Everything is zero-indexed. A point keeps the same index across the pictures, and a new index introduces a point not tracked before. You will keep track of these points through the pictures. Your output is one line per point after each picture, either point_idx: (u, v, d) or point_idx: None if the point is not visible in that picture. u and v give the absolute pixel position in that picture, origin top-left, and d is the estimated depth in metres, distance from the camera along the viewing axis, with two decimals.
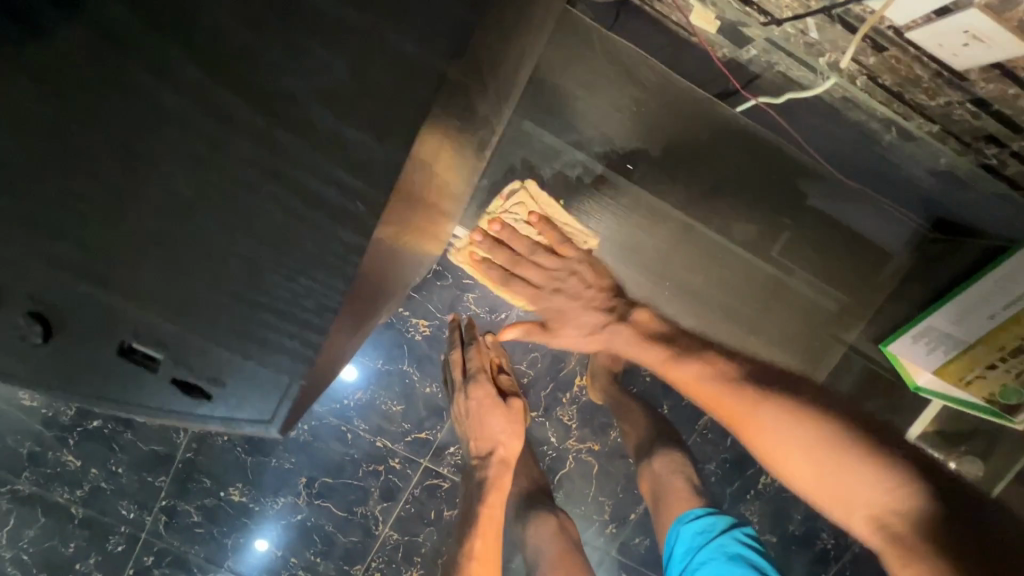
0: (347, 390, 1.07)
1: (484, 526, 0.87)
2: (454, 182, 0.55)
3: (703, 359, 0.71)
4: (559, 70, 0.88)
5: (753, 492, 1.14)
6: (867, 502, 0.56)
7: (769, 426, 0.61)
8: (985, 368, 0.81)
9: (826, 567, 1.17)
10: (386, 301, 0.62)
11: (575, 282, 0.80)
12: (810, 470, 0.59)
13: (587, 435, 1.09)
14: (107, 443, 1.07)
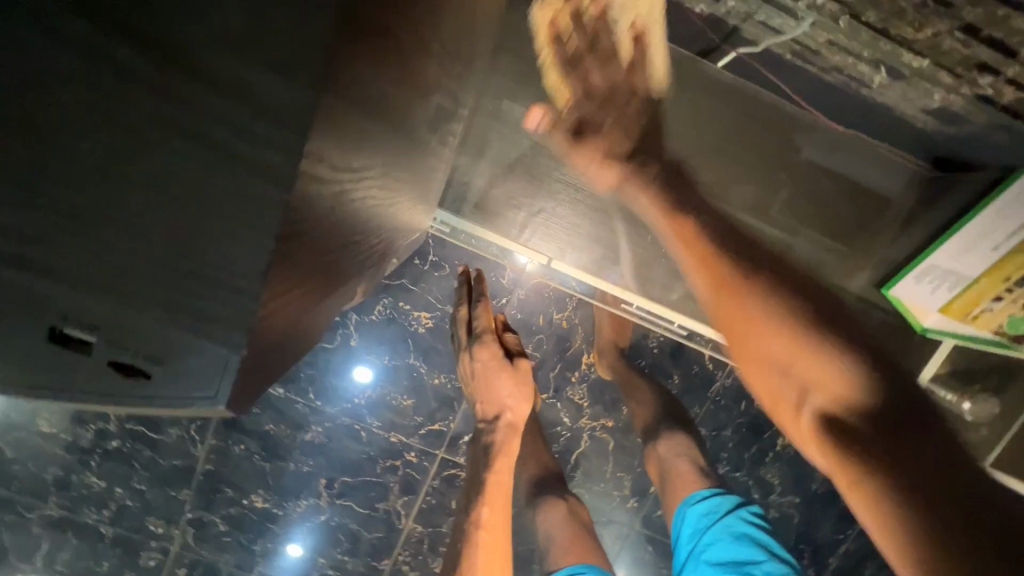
0: (357, 389, 1.07)
1: (492, 494, 0.84)
2: (411, 155, 0.55)
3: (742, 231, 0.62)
4: None
5: (772, 455, 1.13)
6: (820, 396, 0.44)
7: (738, 302, 0.47)
8: (990, 301, 0.87)
9: (853, 523, 1.17)
10: (358, 248, 0.59)
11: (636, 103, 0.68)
12: (778, 362, 0.46)
13: (600, 412, 1.08)
14: (127, 462, 1.08)
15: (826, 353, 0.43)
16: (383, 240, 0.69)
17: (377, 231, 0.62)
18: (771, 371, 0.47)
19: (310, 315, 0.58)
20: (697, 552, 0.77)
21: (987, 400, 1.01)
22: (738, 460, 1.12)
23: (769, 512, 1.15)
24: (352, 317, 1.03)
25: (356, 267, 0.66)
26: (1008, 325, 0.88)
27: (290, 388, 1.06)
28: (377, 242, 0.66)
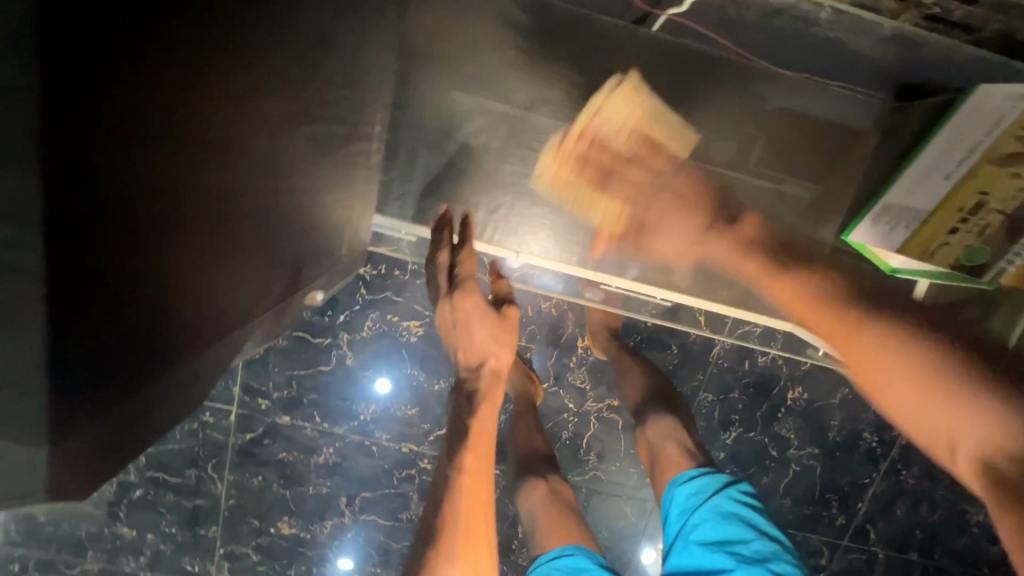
0: (360, 405, 1.08)
1: (476, 437, 0.73)
2: (268, 173, 0.54)
3: (818, 272, 0.58)
4: (461, 34, 0.87)
5: (784, 410, 1.12)
6: (975, 444, 0.43)
7: (871, 347, 0.49)
8: (947, 233, 0.82)
9: (877, 463, 1.16)
10: (235, 276, 0.54)
11: (668, 194, 0.77)
12: (909, 396, 0.47)
13: (603, 393, 1.08)
14: (153, 508, 1.11)
15: (949, 382, 0.45)
16: (288, 261, 0.65)
17: (261, 238, 0.57)
18: (925, 415, 0.46)
19: (196, 356, 0.53)
20: (686, 533, 0.72)
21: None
22: (749, 419, 1.12)
23: (789, 466, 1.15)
24: (343, 336, 1.03)
25: (250, 312, 0.61)
26: (962, 255, 0.84)
27: (295, 415, 1.07)
28: (265, 283, 0.61)
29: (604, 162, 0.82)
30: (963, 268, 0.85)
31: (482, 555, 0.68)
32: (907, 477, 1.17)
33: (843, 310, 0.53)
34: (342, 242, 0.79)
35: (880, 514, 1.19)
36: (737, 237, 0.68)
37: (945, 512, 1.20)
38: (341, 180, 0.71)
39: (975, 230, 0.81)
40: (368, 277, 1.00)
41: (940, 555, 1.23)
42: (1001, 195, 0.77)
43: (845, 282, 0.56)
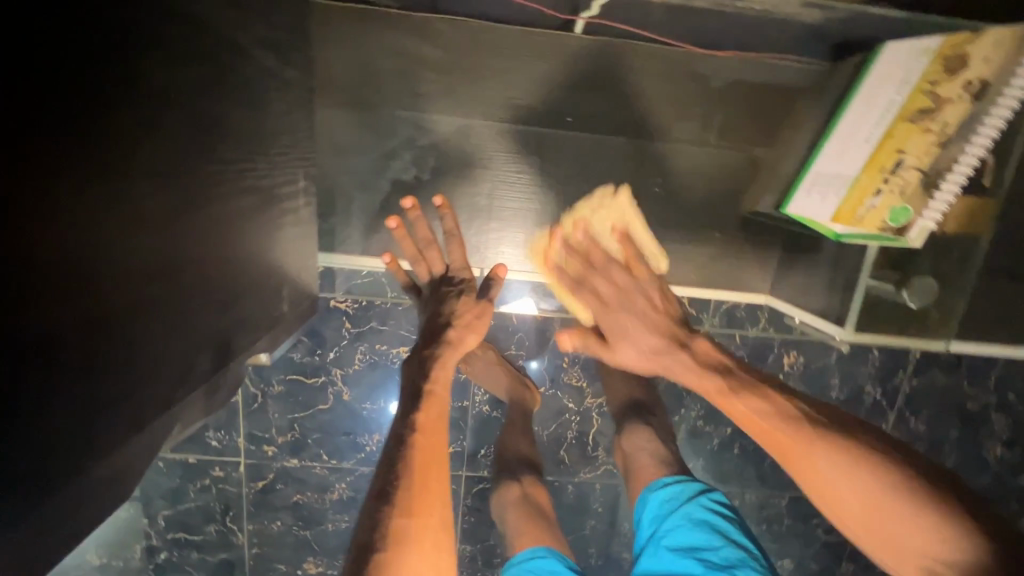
0: (365, 437, 1.08)
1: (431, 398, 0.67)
2: (171, 268, 0.50)
3: (770, 396, 0.63)
4: (391, 57, 0.86)
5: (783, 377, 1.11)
6: (926, 552, 0.50)
7: (819, 460, 0.56)
8: (876, 191, 0.74)
9: (885, 415, 1.15)
10: (151, 373, 0.49)
11: (642, 301, 0.77)
12: (864, 506, 0.53)
13: (600, 388, 1.08)
14: (180, 568, 1.13)
15: (889, 491, 0.52)
16: (212, 338, 0.59)
17: (173, 326, 0.52)
18: (870, 520, 0.53)
19: (128, 453, 0.47)
20: (657, 537, 0.72)
21: (927, 280, 0.87)
22: None
23: None
24: (336, 372, 1.04)
25: (184, 401, 0.55)
26: (886, 215, 0.73)
27: (302, 456, 1.08)
28: (194, 368, 0.56)
29: (586, 250, 0.83)
30: (888, 231, 0.74)
31: (436, 508, 0.57)
32: (919, 425, 1.16)
33: (788, 425, 0.59)
34: (285, 303, 0.78)
35: None
36: (694, 360, 0.70)
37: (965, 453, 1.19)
38: (268, 242, 0.71)
39: (899, 191, 0.72)
40: (351, 310, 1.00)
41: None
42: (917, 152, 0.71)
43: (782, 395, 0.63)
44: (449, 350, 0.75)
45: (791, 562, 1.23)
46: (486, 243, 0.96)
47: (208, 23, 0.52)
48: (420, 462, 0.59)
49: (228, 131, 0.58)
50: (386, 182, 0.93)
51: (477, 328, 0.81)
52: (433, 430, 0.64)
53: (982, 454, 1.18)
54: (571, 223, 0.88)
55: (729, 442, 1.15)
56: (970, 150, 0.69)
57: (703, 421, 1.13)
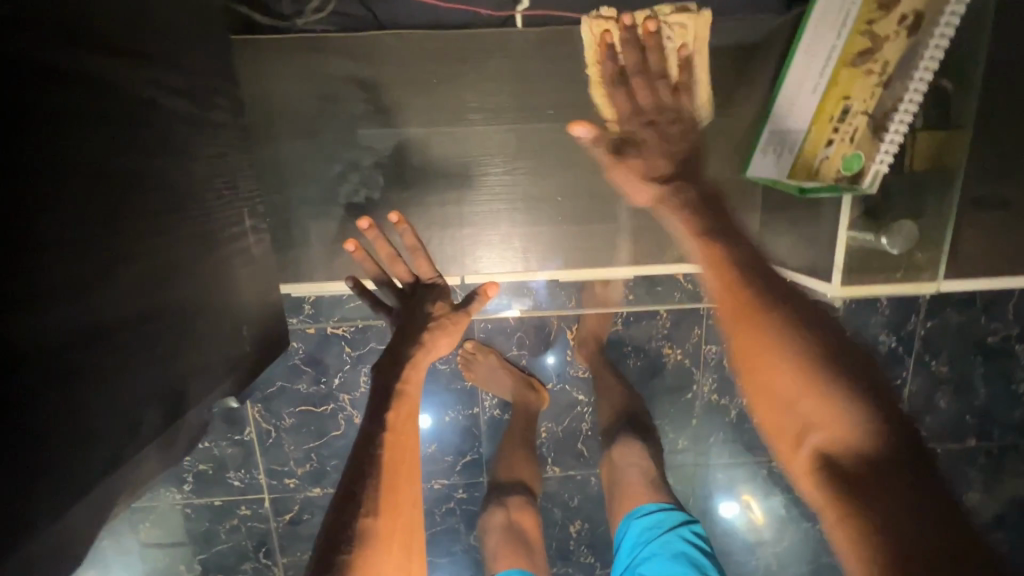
0: None
1: (402, 403, 0.68)
2: (107, 327, 0.51)
3: (751, 258, 0.61)
4: (343, 81, 0.87)
5: None
6: (823, 436, 0.48)
7: (761, 324, 0.52)
8: (825, 146, 0.79)
9: (903, 362, 1.12)
10: (97, 430, 0.50)
11: (670, 127, 0.77)
12: (777, 380, 0.51)
13: (610, 375, 1.07)
14: None
15: (818, 371, 0.49)
16: (167, 390, 0.60)
17: (118, 381, 0.53)
18: (785, 400, 0.50)
19: (73, 517, 0.48)
20: (634, 563, 0.87)
21: (905, 225, 0.88)
22: None
23: None
24: (344, 398, 1.04)
25: (137, 458, 0.56)
26: (843, 163, 0.80)
27: (323, 484, 1.09)
28: (146, 424, 0.57)
29: (647, 47, 0.77)
30: (841, 180, 0.81)
31: (402, 511, 0.57)
32: (940, 368, 1.13)
33: (737, 288, 0.56)
34: (251, 342, 0.80)
35: (924, 412, 1.16)
36: (674, 201, 0.72)
37: (997, 391, 1.16)
38: (223, 286, 0.72)
39: (848, 139, 0.79)
40: (348, 334, 1.00)
41: (1001, 434, 1.18)
42: (863, 96, 0.76)
43: (759, 265, 0.60)
44: (424, 351, 0.76)
45: None
46: (464, 248, 0.96)
47: (116, 87, 0.54)
48: (390, 462, 0.59)
49: (158, 187, 0.59)
50: (354, 206, 0.93)
51: (453, 333, 0.81)
52: (404, 430, 0.65)
53: (1011, 388, 1.15)
54: (641, 21, 0.78)
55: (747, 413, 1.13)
56: (913, 90, 0.75)
57: (718, 395, 1.11)
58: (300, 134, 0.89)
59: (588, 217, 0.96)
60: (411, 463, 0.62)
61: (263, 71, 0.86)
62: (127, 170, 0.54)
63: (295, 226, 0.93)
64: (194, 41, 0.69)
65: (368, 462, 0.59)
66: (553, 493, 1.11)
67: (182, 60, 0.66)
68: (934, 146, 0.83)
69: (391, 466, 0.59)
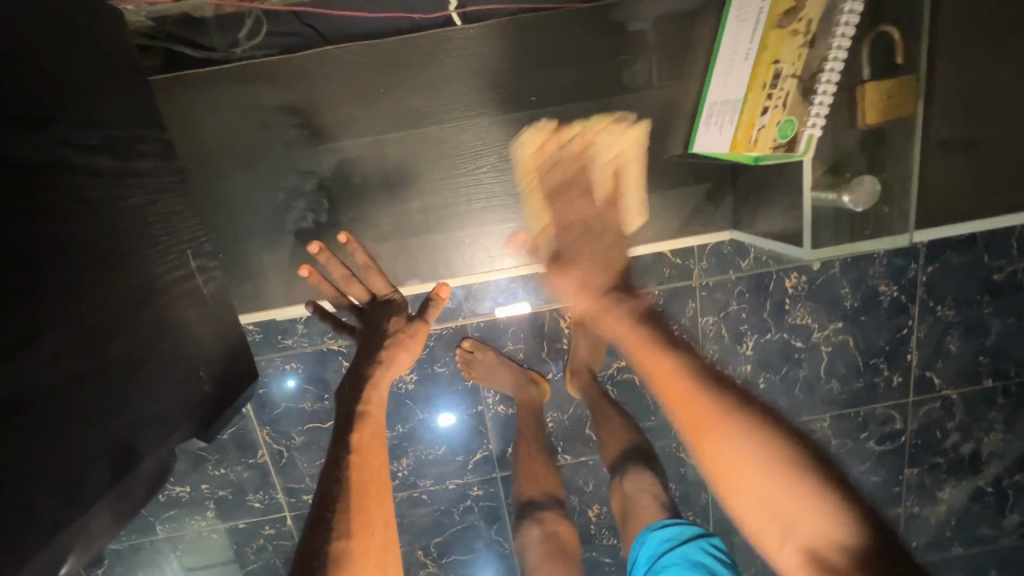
0: (394, 463, 1.10)
1: (367, 423, 0.69)
2: (39, 395, 0.55)
3: (694, 358, 0.67)
4: (289, 103, 0.87)
5: (790, 300, 1.07)
6: (804, 529, 0.54)
7: (728, 430, 0.59)
8: (760, 113, 0.75)
9: (907, 311, 1.10)
10: (32, 491, 0.53)
11: (598, 242, 0.84)
12: (762, 479, 0.57)
13: (607, 359, 1.06)
14: None
15: (788, 465, 0.56)
16: (110, 447, 0.63)
17: (56, 446, 0.56)
18: (758, 494, 0.57)
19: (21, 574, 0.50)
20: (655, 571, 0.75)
21: (867, 179, 0.77)
22: (759, 324, 1.08)
23: (820, 350, 1.11)
24: None
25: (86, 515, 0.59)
26: (774, 131, 0.73)
27: None
28: (86, 483, 0.60)
29: (577, 162, 0.86)
30: (778, 147, 0.73)
31: (375, 529, 0.59)
32: (946, 312, 1.10)
33: (706, 396, 0.62)
34: (211, 379, 0.82)
35: (934, 358, 1.13)
36: (636, 304, 0.76)
37: (1009, 328, 1.13)
38: (173, 329, 0.74)
39: (782, 102, 0.72)
40: (343, 349, 1.00)
41: (1018, 370, 1.15)
42: (789, 58, 0.71)
43: (704, 367, 0.66)
44: (385, 368, 0.76)
45: (853, 482, 1.20)
46: (433, 257, 0.97)
47: (26, 155, 0.57)
48: (357, 486, 0.61)
49: (75, 247, 0.61)
50: (325, 225, 0.93)
51: (410, 346, 0.81)
52: (369, 449, 0.66)
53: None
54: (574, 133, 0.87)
55: (753, 380, 1.12)
56: (833, 47, 0.69)
57: (721, 365, 1.10)
58: (256, 160, 0.90)
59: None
60: (381, 485, 0.64)
61: (201, 106, 0.87)
62: (43, 237, 0.57)
63: (269, 253, 0.94)
64: (106, 92, 0.70)
65: (335, 485, 0.60)
66: (569, 482, 1.12)
67: (91, 113, 0.67)
68: (882, 99, 0.74)
69: (361, 490, 0.61)
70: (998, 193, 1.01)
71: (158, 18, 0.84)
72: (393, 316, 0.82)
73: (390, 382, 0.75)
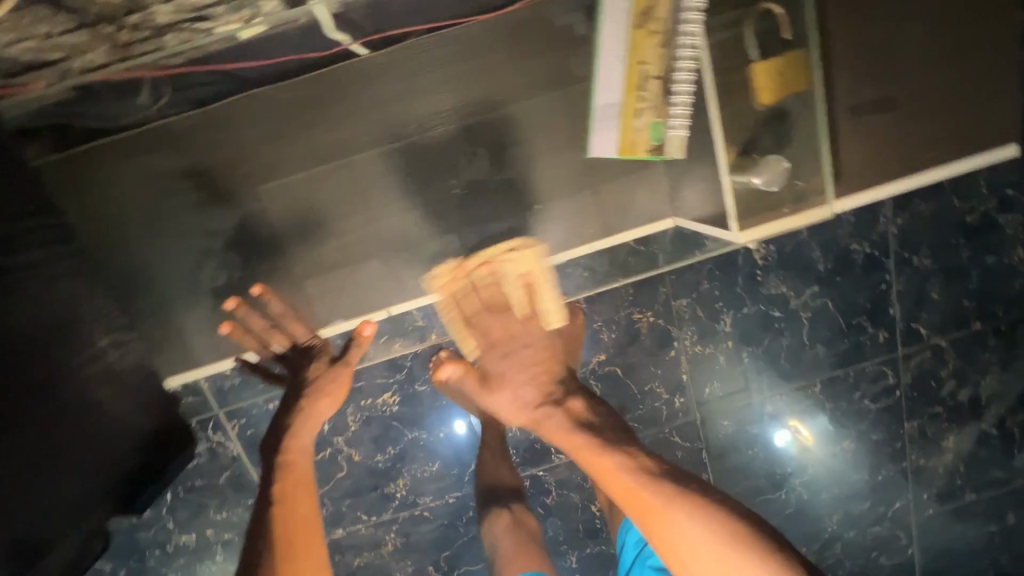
0: (391, 485, 1.11)
1: (291, 468, 0.71)
2: None
3: (630, 451, 0.71)
4: (219, 155, 0.89)
5: (761, 272, 1.06)
6: None
7: (681, 524, 0.63)
8: (637, 118, 0.84)
9: (883, 266, 1.08)
10: None
11: (525, 350, 0.86)
12: (713, 560, 0.61)
13: (587, 354, 1.06)
14: None
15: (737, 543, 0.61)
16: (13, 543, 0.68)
17: None
18: None
19: None
20: (642, 557, 0.78)
21: (774, 160, 0.86)
22: (734, 299, 1.07)
23: (800, 317, 1.10)
24: (339, 440, 1.07)
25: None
26: (648, 134, 0.84)
27: (345, 523, 1.12)
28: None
29: (492, 290, 0.92)
30: (652, 148, 0.85)
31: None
32: (923, 262, 1.09)
33: (649, 488, 0.66)
34: (136, 455, 0.86)
35: (918, 309, 1.12)
36: (569, 408, 0.78)
37: (989, 268, 1.11)
38: (87, 414, 0.77)
39: (656, 105, 0.82)
40: None
41: (1006, 309, 1.14)
42: (648, 59, 0.81)
43: (641, 458, 0.71)
44: (305, 418, 0.76)
45: (853, 441, 1.19)
46: (382, 285, 0.97)
47: None
48: (281, 537, 0.63)
49: None
50: (258, 268, 0.94)
51: (335, 391, 0.80)
52: (294, 499, 0.67)
53: (1005, 262, 1.10)
54: (481, 260, 0.93)
55: (736, 355, 1.11)
56: (684, 43, 0.79)
57: (701, 345, 1.09)
58: (183, 219, 0.91)
59: (496, 215, 0.96)
60: (308, 535, 0.65)
61: (111, 180, 0.89)
62: None
63: (196, 309, 0.96)
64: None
65: (261, 541, 0.63)
66: (565, 480, 1.12)
67: None
68: (774, 78, 0.81)
69: (285, 541, 0.63)
70: (953, 138, 1.01)
71: (32, 103, 0.84)
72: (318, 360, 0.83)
73: (311, 430, 0.75)
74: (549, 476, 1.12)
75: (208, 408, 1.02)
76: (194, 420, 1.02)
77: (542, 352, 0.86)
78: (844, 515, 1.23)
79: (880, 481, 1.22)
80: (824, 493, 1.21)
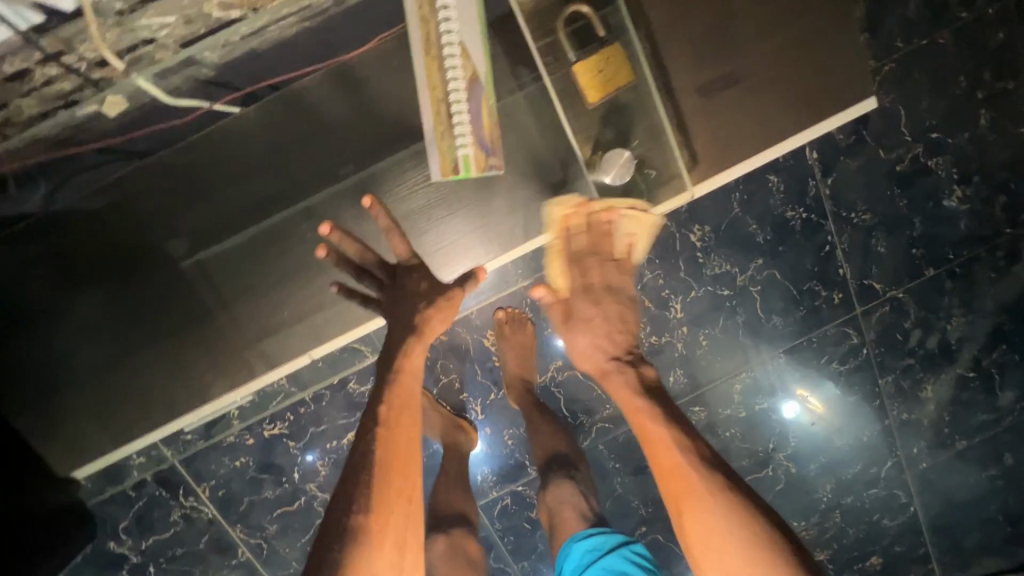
0: None
1: (400, 396, 0.74)
2: None
3: (692, 439, 0.74)
4: (132, 234, 0.92)
5: (702, 253, 1.07)
6: None
7: (715, 516, 0.68)
8: (445, 140, 0.85)
9: (823, 228, 1.08)
10: None
11: (617, 310, 0.86)
12: (735, 550, 0.66)
13: (544, 363, 1.06)
14: None
15: (763, 546, 0.66)
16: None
17: None
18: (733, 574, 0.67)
19: None
20: None
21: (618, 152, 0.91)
22: (679, 284, 1.08)
23: (749, 292, 1.10)
24: (312, 487, 1.06)
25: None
26: (451, 153, 0.85)
27: None
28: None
29: (598, 237, 0.90)
30: (457, 167, 0.86)
31: (393, 510, 0.66)
32: (862, 217, 1.09)
33: (696, 475, 0.71)
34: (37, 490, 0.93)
35: (867, 265, 1.11)
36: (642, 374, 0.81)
37: (930, 212, 1.10)
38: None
39: (451, 124, 0.85)
40: (286, 430, 1.04)
41: (956, 251, 1.13)
42: (436, 84, 0.85)
43: (701, 448, 0.74)
44: (416, 339, 0.79)
45: (830, 406, 1.18)
46: (293, 330, 0.94)
47: None
48: (381, 465, 0.67)
49: None
50: (136, 333, 0.94)
51: (445, 308, 0.82)
52: (397, 425, 0.71)
53: (943, 206, 1.10)
54: (603, 206, 0.90)
55: (694, 339, 1.11)
56: (452, 65, 0.84)
57: (656, 336, 1.10)
58: (61, 299, 0.93)
59: (418, 235, 0.94)
60: (406, 463, 0.69)
61: None
62: None
63: (80, 389, 0.94)
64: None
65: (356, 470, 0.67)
66: None
67: None
68: (595, 75, 0.89)
69: (384, 445, 0.69)
70: None
71: None
72: (422, 283, 0.83)
73: (421, 351, 0.79)
74: (529, 490, 1.10)
75: (178, 475, 1.03)
76: (164, 486, 1.03)
77: (614, 305, 0.86)
78: (837, 482, 1.21)
79: (869, 440, 1.20)
80: (813, 463, 1.20)
